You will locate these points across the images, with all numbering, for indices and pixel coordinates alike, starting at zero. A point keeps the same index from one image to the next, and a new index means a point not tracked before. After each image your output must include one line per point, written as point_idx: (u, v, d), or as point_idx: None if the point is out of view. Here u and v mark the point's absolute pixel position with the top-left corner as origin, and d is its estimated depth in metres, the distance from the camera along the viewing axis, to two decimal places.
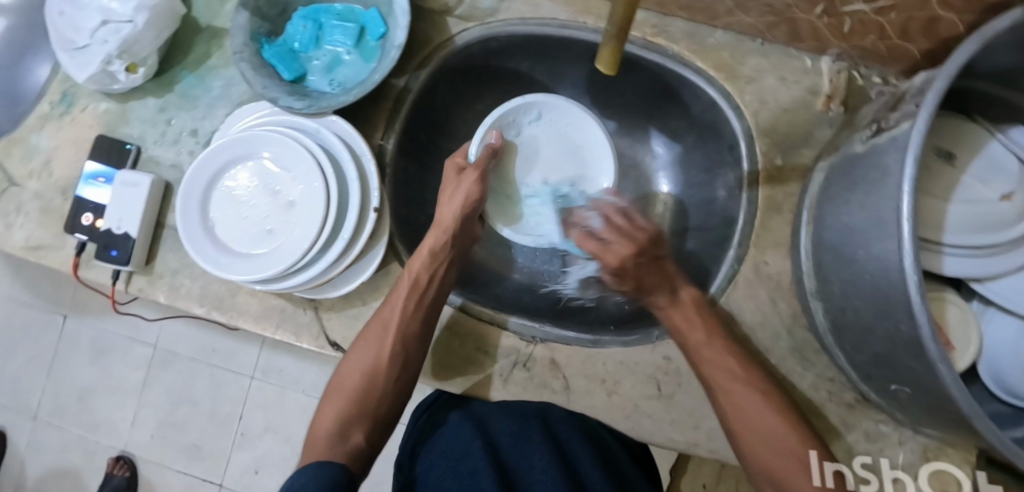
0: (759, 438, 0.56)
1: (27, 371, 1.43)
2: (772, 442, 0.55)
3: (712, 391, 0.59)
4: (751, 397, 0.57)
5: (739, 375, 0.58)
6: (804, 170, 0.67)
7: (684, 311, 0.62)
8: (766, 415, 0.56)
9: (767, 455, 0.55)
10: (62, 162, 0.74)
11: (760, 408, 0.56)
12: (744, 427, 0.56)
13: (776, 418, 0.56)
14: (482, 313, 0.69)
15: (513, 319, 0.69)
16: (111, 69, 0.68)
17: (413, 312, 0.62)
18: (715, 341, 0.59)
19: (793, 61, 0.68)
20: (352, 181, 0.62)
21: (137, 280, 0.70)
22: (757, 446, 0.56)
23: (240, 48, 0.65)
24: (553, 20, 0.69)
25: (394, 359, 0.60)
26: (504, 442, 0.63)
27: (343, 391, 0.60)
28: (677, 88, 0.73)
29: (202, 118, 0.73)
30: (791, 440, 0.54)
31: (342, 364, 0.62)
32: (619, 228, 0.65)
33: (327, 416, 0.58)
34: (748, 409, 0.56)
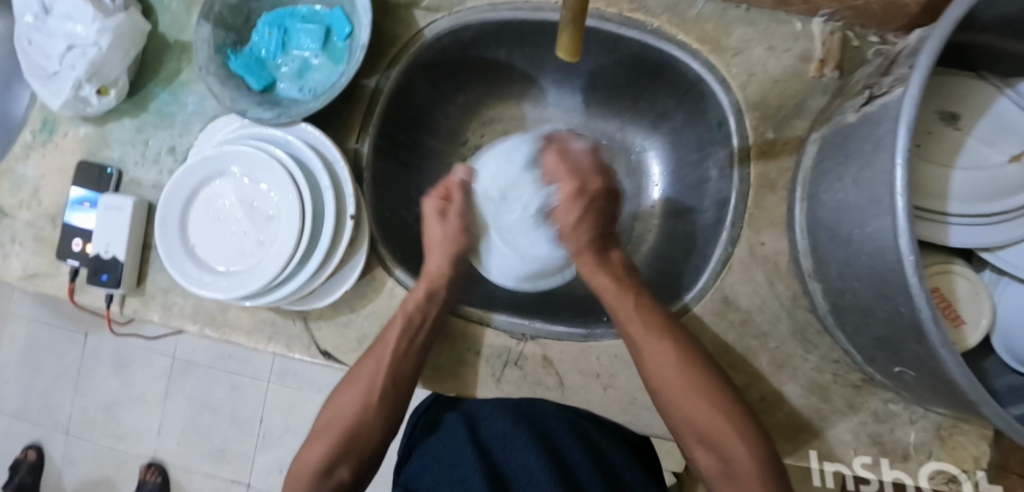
0: (675, 388, 0.56)
1: (56, 386, 1.48)
2: (686, 401, 0.55)
3: (633, 343, 0.59)
4: (667, 353, 0.56)
5: (648, 326, 0.57)
6: (798, 143, 0.63)
7: (613, 271, 0.62)
8: (690, 393, 0.55)
9: (691, 414, 0.55)
10: (49, 190, 0.74)
11: (676, 373, 0.56)
12: (660, 385, 0.57)
13: (688, 380, 0.56)
14: (471, 313, 0.68)
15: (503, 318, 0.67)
16: (83, 93, 0.68)
17: (401, 358, 0.61)
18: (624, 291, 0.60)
19: (783, 26, 0.64)
20: (326, 189, 0.61)
21: (131, 301, 0.71)
22: (671, 401, 0.56)
23: (206, 62, 0.64)
24: (525, 3, 0.66)
25: (378, 399, 0.60)
26: (494, 442, 0.61)
27: (333, 430, 0.60)
28: (660, 66, 0.69)
29: (179, 135, 0.72)
30: (702, 405, 0.55)
31: (334, 400, 0.62)
32: (564, 160, 0.63)
33: (312, 454, 0.59)
34: (660, 365, 0.56)
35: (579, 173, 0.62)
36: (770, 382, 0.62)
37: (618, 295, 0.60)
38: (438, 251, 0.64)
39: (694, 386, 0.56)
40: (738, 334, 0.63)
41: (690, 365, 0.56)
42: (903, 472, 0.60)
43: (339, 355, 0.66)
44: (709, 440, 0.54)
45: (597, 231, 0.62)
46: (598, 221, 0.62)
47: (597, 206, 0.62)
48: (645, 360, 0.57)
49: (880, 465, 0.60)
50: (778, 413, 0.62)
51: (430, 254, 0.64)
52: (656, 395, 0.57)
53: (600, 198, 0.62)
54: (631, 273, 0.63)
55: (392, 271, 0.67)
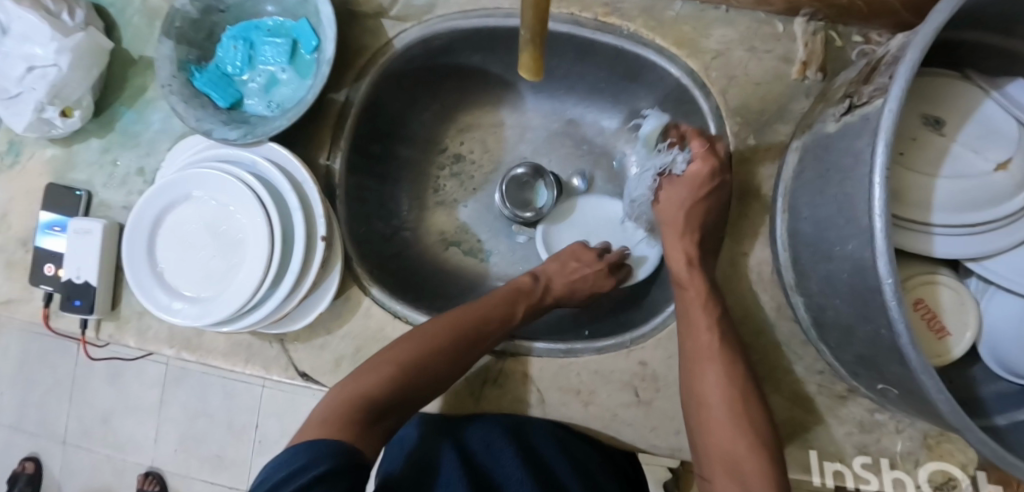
0: (725, 447, 0.54)
1: (50, 399, 1.47)
2: (740, 459, 0.53)
3: (690, 355, 0.58)
4: (719, 416, 0.55)
5: (710, 359, 0.56)
6: (780, 149, 0.61)
7: (683, 278, 0.61)
8: (738, 445, 0.53)
9: (736, 478, 0.52)
10: (17, 213, 0.72)
11: (726, 423, 0.54)
12: (717, 451, 0.54)
13: (728, 412, 0.54)
14: None
15: None
16: (46, 115, 0.66)
17: (495, 320, 0.62)
18: (712, 314, 0.57)
19: (763, 27, 0.62)
20: (294, 210, 0.59)
21: (106, 326, 0.69)
22: (718, 460, 0.54)
23: (168, 80, 0.62)
24: (497, 10, 0.64)
25: (456, 347, 0.58)
26: (479, 457, 0.58)
27: (386, 371, 0.55)
28: (639, 70, 0.67)
29: (146, 155, 0.69)
30: (754, 462, 0.52)
31: (393, 345, 0.58)
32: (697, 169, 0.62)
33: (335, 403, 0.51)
34: (752, 415, 0.54)
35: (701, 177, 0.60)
36: None
37: (705, 353, 0.56)
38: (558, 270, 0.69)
39: (753, 443, 0.53)
40: None
41: (734, 396, 0.55)
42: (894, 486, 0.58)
43: (318, 376, 0.64)
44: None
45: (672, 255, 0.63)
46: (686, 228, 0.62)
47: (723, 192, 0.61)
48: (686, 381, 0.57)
49: (880, 465, 0.59)
50: None
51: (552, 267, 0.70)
52: (703, 460, 0.55)
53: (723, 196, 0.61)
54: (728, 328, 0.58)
55: (368, 288, 0.65)
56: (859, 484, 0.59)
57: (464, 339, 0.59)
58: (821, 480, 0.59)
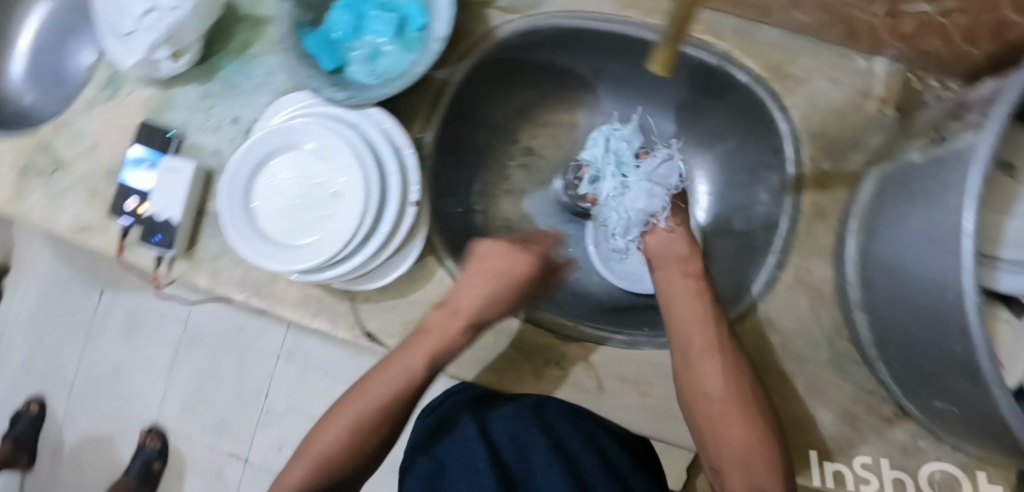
0: (721, 430, 0.60)
1: (65, 343, 1.48)
2: (745, 447, 0.58)
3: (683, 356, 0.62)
4: (724, 407, 0.59)
5: (702, 360, 0.60)
6: (851, 176, 0.65)
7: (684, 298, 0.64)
8: (744, 430, 0.58)
9: (750, 471, 0.57)
10: (108, 146, 0.75)
11: (723, 407, 0.59)
12: (715, 435, 0.60)
13: (726, 397, 0.59)
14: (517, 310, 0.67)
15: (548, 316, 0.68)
16: (155, 57, 0.69)
17: (489, 305, 0.63)
18: (703, 320, 0.61)
19: (846, 61, 0.66)
20: (392, 174, 0.62)
21: (180, 264, 0.71)
22: (716, 442, 0.60)
23: (284, 37, 0.66)
24: (598, 14, 0.68)
25: (425, 362, 0.60)
26: (503, 440, 0.59)
27: (377, 393, 0.60)
28: (722, 87, 0.71)
29: (244, 106, 0.72)
30: (761, 456, 0.57)
31: (383, 368, 0.61)
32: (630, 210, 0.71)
33: (319, 439, 0.59)
34: (750, 413, 0.59)
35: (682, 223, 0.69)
36: (803, 405, 0.63)
37: (700, 353, 0.60)
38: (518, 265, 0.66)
39: (751, 417, 0.58)
40: (778, 357, 0.64)
41: (731, 390, 0.59)
42: None
43: (384, 338, 0.67)
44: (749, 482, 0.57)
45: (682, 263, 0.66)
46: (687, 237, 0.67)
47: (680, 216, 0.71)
48: (682, 383, 0.61)
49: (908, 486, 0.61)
50: (810, 436, 0.63)
51: (496, 258, 0.65)
52: (699, 437, 0.61)
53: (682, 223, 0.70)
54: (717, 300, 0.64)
55: (444, 261, 0.68)
56: None
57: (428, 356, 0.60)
58: None
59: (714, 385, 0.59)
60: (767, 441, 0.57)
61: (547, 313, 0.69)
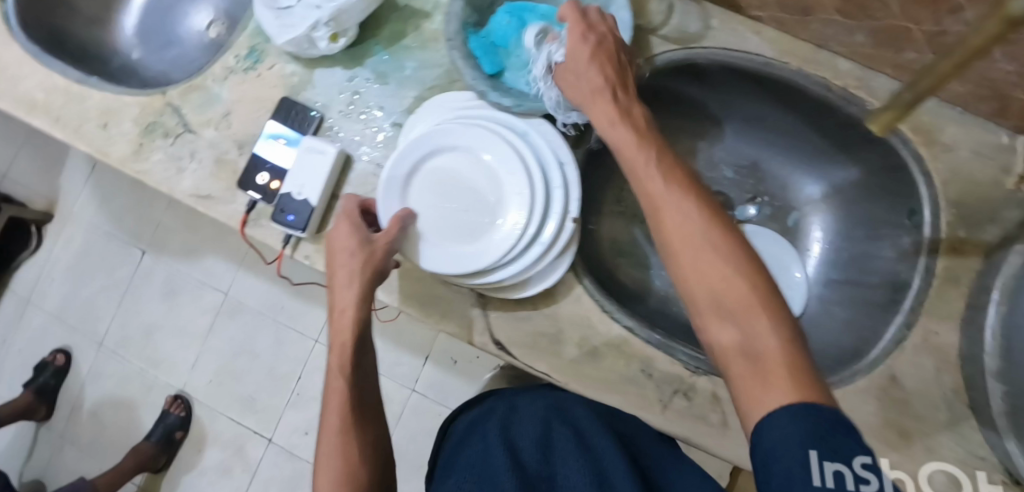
0: (737, 326, 0.45)
1: (99, 297, 1.44)
2: (756, 352, 0.43)
3: (664, 245, 0.50)
4: (704, 259, 0.47)
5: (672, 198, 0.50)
6: (987, 247, 0.66)
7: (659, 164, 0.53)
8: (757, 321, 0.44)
9: (770, 397, 0.41)
10: (242, 116, 0.74)
11: (736, 291, 0.45)
12: (733, 333, 0.45)
13: (754, 298, 0.45)
14: (650, 337, 0.66)
15: (678, 346, 0.67)
16: (315, 34, 0.68)
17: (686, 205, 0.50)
18: (678, 191, 0.51)
19: (989, 135, 0.69)
20: (556, 188, 0.62)
21: (305, 246, 0.70)
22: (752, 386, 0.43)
23: (454, 35, 0.65)
24: (758, 57, 0.70)
25: (672, 212, 0.50)
26: (523, 441, 0.67)
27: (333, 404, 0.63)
28: (862, 142, 0.73)
29: (390, 96, 0.72)
30: (772, 339, 0.43)
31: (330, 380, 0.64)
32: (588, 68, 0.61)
33: (330, 449, 0.61)
34: (717, 275, 0.46)
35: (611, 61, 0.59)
36: (919, 465, 0.64)
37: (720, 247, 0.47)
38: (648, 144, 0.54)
39: (768, 306, 0.45)
40: (898, 413, 0.65)
41: (720, 279, 0.46)
42: None
43: (514, 348, 0.66)
44: (758, 373, 0.42)
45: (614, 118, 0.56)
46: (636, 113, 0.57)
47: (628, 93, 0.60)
48: (671, 269, 0.49)
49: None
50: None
51: (338, 237, 0.62)
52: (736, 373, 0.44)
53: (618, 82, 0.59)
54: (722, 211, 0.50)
55: (582, 277, 0.68)
56: None
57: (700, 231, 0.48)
58: None
59: (726, 270, 0.46)
60: (792, 346, 0.43)
61: (676, 343, 0.67)
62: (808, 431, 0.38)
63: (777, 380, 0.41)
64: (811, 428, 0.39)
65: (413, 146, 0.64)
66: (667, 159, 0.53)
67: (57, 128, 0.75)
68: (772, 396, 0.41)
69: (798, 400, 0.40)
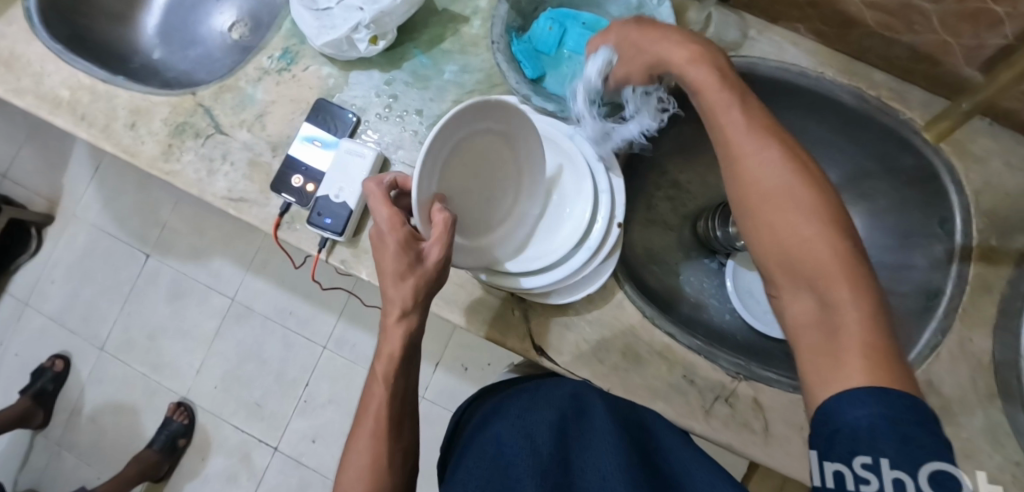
0: (815, 286, 0.43)
1: (100, 301, 1.40)
2: (835, 317, 0.41)
3: (743, 201, 0.49)
4: (789, 220, 0.45)
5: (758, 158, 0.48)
6: (1018, 256, 0.68)
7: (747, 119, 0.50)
8: (841, 288, 0.42)
9: (841, 360, 0.40)
10: (277, 117, 0.72)
11: (816, 250, 0.43)
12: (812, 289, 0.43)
13: (840, 267, 0.42)
14: (691, 343, 0.66)
15: (718, 352, 0.67)
16: (356, 36, 0.67)
17: (774, 161, 0.47)
18: (763, 145, 0.48)
19: (1019, 147, 0.70)
20: (603, 192, 0.63)
21: (341, 250, 0.69)
22: (823, 348, 0.41)
23: (499, 38, 0.65)
24: (793, 66, 0.71)
25: (758, 169, 0.48)
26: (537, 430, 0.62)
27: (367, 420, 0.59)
28: (893, 152, 0.74)
29: (430, 100, 0.71)
30: (850, 308, 0.41)
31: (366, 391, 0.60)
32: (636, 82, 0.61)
33: (360, 444, 0.59)
34: (802, 235, 0.44)
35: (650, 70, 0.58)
36: None
37: (806, 206, 0.45)
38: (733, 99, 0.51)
39: (854, 276, 0.42)
40: None
41: (805, 246, 0.44)
42: None
43: (554, 354, 0.66)
44: (822, 341, 0.41)
45: (700, 84, 0.53)
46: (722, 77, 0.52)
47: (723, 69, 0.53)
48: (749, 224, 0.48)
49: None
50: None
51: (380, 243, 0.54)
52: (805, 336, 0.43)
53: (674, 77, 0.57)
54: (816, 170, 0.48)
55: (622, 283, 0.67)
56: None
57: (791, 190, 0.46)
58: None
59: (806, 234, 0.44)
60: (875, 324, 0.41)
61: (715, 349, 0.67)
62: (883, 412, 0.37)
63: (848, 360, 0.40)
64: (886, 410, 0.37)
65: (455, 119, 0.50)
66: (749, 113, 0.50)
67: (84, 127, 0.73)
68: (842, 377, 0.39)
69: (870, 380, 0.38)
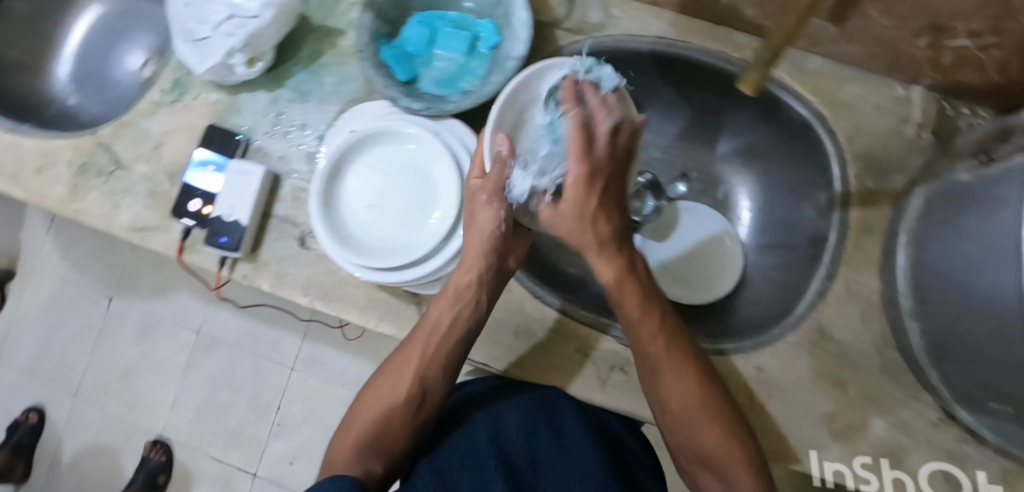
0: (687, 421, 0.59)
1: (69, 349, 1.44)
2: (697, 430, 0.58)
3: (647, 366, 0.59)
4: (675, 386, 0.58)
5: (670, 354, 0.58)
6: (896, 196, 0.69)
7: (628, 279, 0.56)
8: (697, 402, 0.58)
9: (703, 444, 0.58)
10: (172, 147, 0.75)
11: (688, 402, 0.58)
12: (678, 412, 0.59)
13: (703, 412, 0.58)
14: (583, 317, 0.69)
15: (612, 324, 0.69)
16: (232, 61, 0.70)
17: (651, 316, 0.57)
18: (649, 323, 0.57)
19: (887, 89, 0.72)
20: None
21: (242, 266, 0.72)
22: (686, 435, 0.59)
23: (364, 46, 0.68)
24: (661, 39, 0.73)
25: (656, 361, 0.58)
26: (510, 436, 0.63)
27: (386, 387, 0.63)
28: (769, 111, 0.76)
29: (312, 113, 0.74)
30: (714, 432, 0.58)
31: (392, 364, 0.64)
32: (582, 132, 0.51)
33: (378, 397, 0.63)
34: (676, 393, 0.58)
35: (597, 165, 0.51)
36: (856, 412, 0.66)
37: (673, 356, 0.58)
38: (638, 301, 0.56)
39: (712, 412, 0.58)
40: (831, 364, 0.67)
41: (700, 405, 0.58)
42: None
43: None
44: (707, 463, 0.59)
45: (601, 275, 0.56)
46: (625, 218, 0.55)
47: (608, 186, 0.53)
48: (649, 389, 0.60)
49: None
50: (860, 442, 0.65)
51: (472, 240, 0.60)
52: (669, 425, 0.60)
53: (614, 185, 0.53)
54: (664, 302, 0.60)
55: None
56: (858, 483, 0.64)
57: (676, 356, 0.59)
58: None
59: (680, 399, 0.58)
60: (731, 450, 0.57)
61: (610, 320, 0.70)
62: None
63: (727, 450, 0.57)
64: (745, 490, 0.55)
65: (518, 89, 0.63)
66: (641, 298, 0.57)
67: None
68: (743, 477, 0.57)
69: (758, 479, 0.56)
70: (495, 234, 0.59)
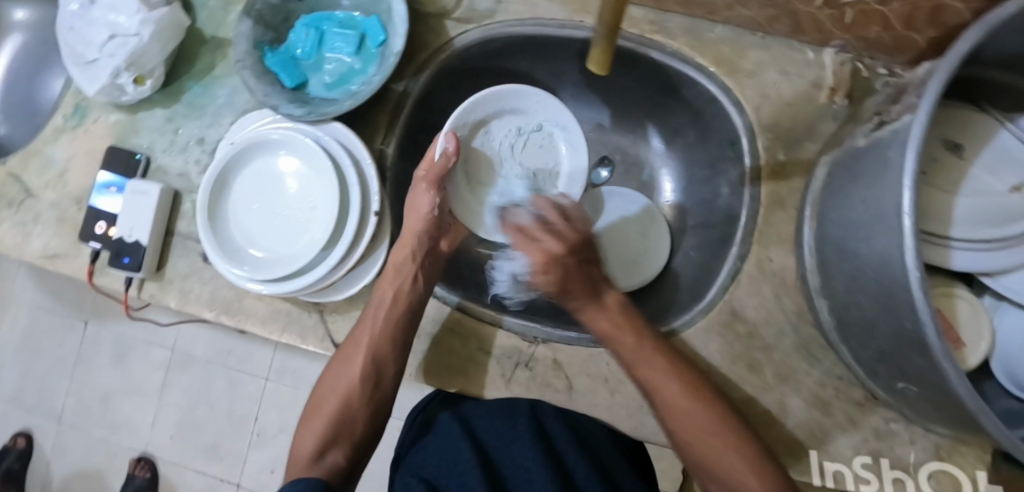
0: (693, 434, 0.55)
1: (52, 374, 1.48)
2: (712, 451, 0.54)
3: (634, 373, 0.59)
4: (672, 384, 0.56)
5: (643, 350, 0.58)
6: (808, 165, 0.65)
7: (611, 317, 0.61)
8: (705, 423, 0.55)
9: (703, 454, 0.55)
10: (77, 172, 0.76)
11: (688, 406, 0.56)
12: (679, 427, 0.56)
13: (714, 424, 0.55)
14: (483, 314, 0.69)
15: (499, 314, 0.69)
16: (120, 81, 0.69)
17: (649, 344, 0.58)
18: (642, 342, 0.59)
19: (796, 54, 0.67)
20: (351, 185, 0.63)
21: (149, 285, 0.72)
22: (698, 449, 0.55)
23: (243, 56, 0.66)
24: (551, 20, 0.69)
25: (660, 379, 0.57)
26: (491, 443, 0.63)
27: (339, 379, 0.61)
28: (678, 86, 0.72)
29: (209, 127, 0.73)
30: (724, 441, 0.54)
31: (337, 359, 0.63)
32: (545, 221, 0.64)
33: (331, 387, 0.61)
34: (681, 402, 0.56)
35: (541, 246, 0.62)
36: (773, 395, 0.63)
37: (662, 377, 0.57)
38: (626, 333, 0.59)
39: (724, 426, 0.55)
40: (744, 347, 0.64)
41: (707, 421, 0.55)
42: (887, 488, 0.60)
43: None
44: (714, 472, 0.54)
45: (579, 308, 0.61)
46: (578, 276, 0.61)
47: (581, 254, 0.62)
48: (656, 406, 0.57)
49: (880, 465, 0.60)
50: (781, 427, 0.62)
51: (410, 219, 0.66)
52: (673, 439, 0.57)
53: (573, 258, 0.61)
54: (633, 313, 0.62)
55: None
56: (858, 484, 0.60)
57: (685, 376, 0.57)
58: (823, 482, 0.61)
59: (701, 416, 0.55)
60: (756, 470, 0.52)
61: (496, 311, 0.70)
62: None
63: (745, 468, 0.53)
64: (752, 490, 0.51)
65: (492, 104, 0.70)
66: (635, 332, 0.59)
67: None
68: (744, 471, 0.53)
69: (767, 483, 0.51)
70: (431, 216, 0.66)
